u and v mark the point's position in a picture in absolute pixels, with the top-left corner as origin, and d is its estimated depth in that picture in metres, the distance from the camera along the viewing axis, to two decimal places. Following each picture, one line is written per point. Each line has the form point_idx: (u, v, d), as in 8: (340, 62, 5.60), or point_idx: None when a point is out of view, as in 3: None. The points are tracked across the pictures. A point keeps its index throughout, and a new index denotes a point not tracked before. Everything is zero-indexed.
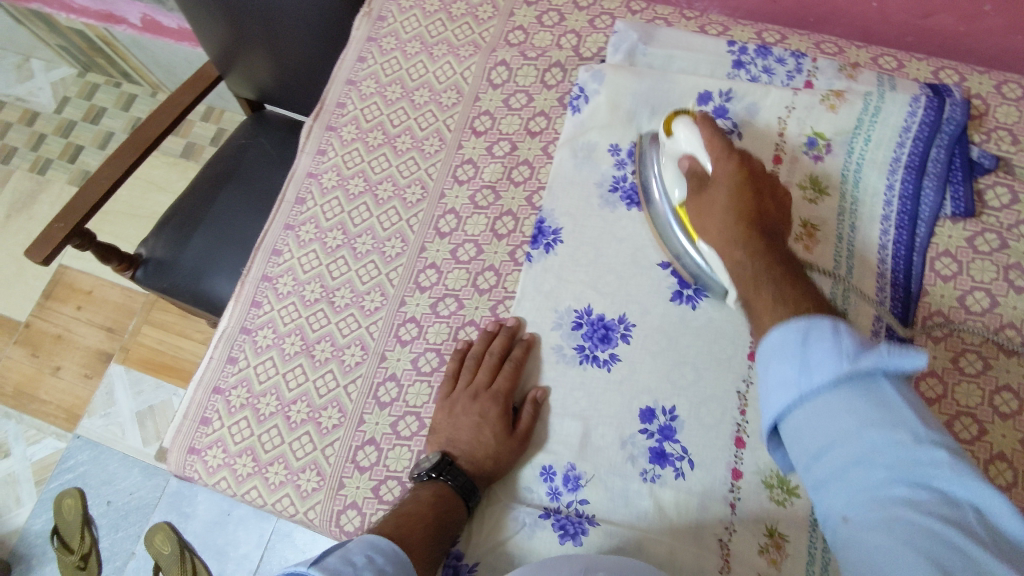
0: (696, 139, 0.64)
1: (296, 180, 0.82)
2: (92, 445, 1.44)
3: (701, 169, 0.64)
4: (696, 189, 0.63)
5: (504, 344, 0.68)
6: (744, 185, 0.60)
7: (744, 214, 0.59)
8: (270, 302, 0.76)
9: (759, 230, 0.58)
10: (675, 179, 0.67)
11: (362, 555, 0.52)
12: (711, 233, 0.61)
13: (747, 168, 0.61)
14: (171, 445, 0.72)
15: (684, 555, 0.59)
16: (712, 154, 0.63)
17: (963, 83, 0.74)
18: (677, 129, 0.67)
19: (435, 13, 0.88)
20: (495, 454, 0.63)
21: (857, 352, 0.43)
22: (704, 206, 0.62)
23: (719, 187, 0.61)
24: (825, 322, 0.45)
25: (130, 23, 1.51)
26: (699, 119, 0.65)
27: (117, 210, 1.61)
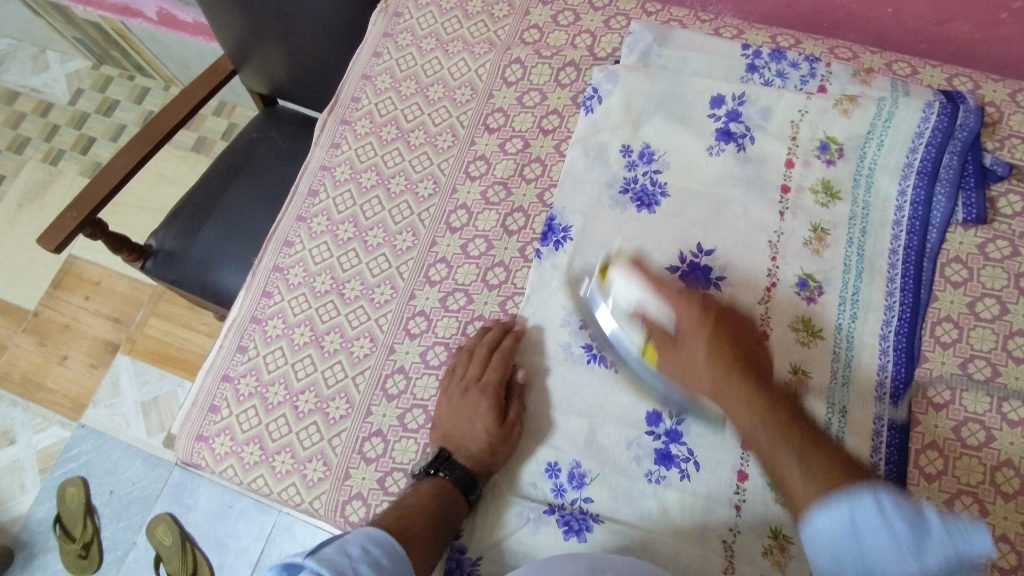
0: (639, 285, 0.62)
1: (309, 172, 0.83)
2: (97, 434, 1.45)
3: (653, 308, 0.61)
4: (667, 346, 0.61)
5: (494, 337, 0.68)
6: (718, 329, 0.60)
7: (733, 359, 0.59)
8: (281, 293, 0.77)
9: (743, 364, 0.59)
10: (625, 280, 0.63)
11: (358, 547, 0.53)
12: (699, 389, 0.60)
13: (706, 315, 0.61)
14: (179, 432, 0.72)
15: (689, 555, 0.59)
16: (676, 312, 0.61)
17: (977, 91, 0.75)
18: (613, 278, 0.64)
19: (451, 10, 0.89)
20: (490, 447, 0.63)
21: (918, 543, 0.47)
22: (683, 364, 0.60)
23: (691, 343, 0.60)
24: (868, 493, 0.48)
25: (146, 17, 1.52)
26: (631, 265, 0.64)
27: (128, 201, 1.62)
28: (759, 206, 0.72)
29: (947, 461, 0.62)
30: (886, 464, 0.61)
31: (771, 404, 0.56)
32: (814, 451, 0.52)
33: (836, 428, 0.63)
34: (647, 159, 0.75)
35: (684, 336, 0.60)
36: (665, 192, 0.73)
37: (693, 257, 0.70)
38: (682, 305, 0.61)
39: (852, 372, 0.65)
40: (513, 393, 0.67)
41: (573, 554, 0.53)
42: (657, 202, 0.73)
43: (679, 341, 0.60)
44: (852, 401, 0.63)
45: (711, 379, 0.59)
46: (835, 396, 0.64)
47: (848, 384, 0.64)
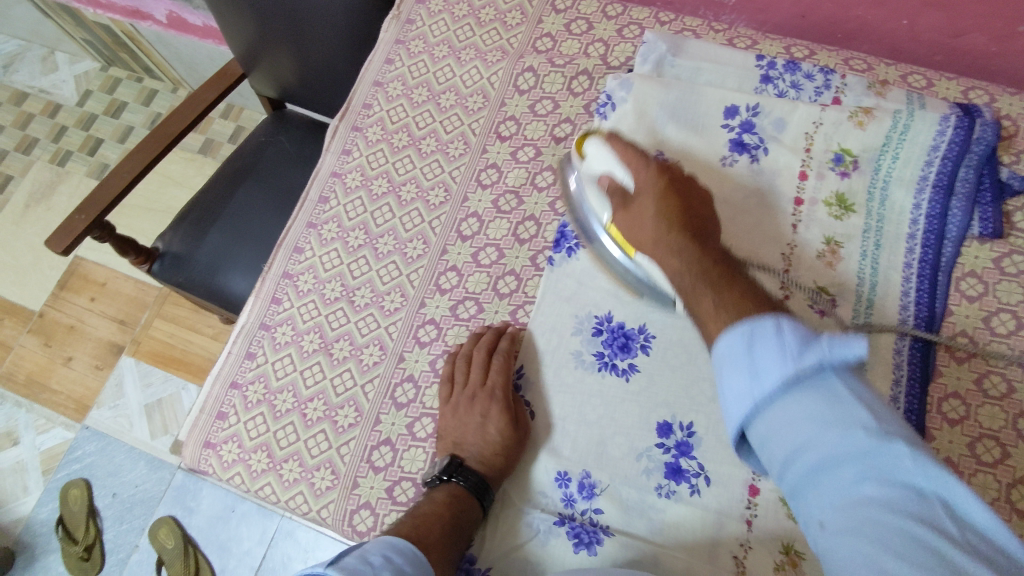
0: (614, 156, 0.65)
1: (320, 178, 0.83)
2: (101, 436, 1.45)
3: (620, 181, 0.65)
4: (622, 210, 0.64)
5: (490, 341, 0.69)
6: (666, 184, 0.62)
7: (670, 224, 0.59)
8: (290, 299, 0.76)
9: (681, 216, 0.59)
10: (601, 201, 0.68)
11: (379, 555, 0.52)
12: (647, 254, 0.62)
13: (665, 170, 0.63)
14: (186, 438, 0.72)
15: (699, 570, 0.59)
16: (631, 166, 0.64)
17: (993, 104, 0.74)
18: (589, 150, 0.68)
19: (463, 18, 0.89)
20: (504, 450, 0.63)
21: (801, 350, 0.43)
22: (632, 223, 0.63)
23: (641, 208, 0.62)
24: (768, 320, 0.45)
25: (156, 19, 1.52)
26: (609, 138, 0.66)
27: (134, 203, 1.62)
28: (772, 218, 0.71)
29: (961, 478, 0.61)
30: None
31: (693, 233, 0.58)
32: (726, 306, 0.49)
33: None
34: None
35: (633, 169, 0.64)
36: None
37: None
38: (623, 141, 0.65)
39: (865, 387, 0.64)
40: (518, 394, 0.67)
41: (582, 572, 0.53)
42: None
43: (628, 201, 0.64)
44: None
45: (654, 221, 0.60)
46: None
47: None
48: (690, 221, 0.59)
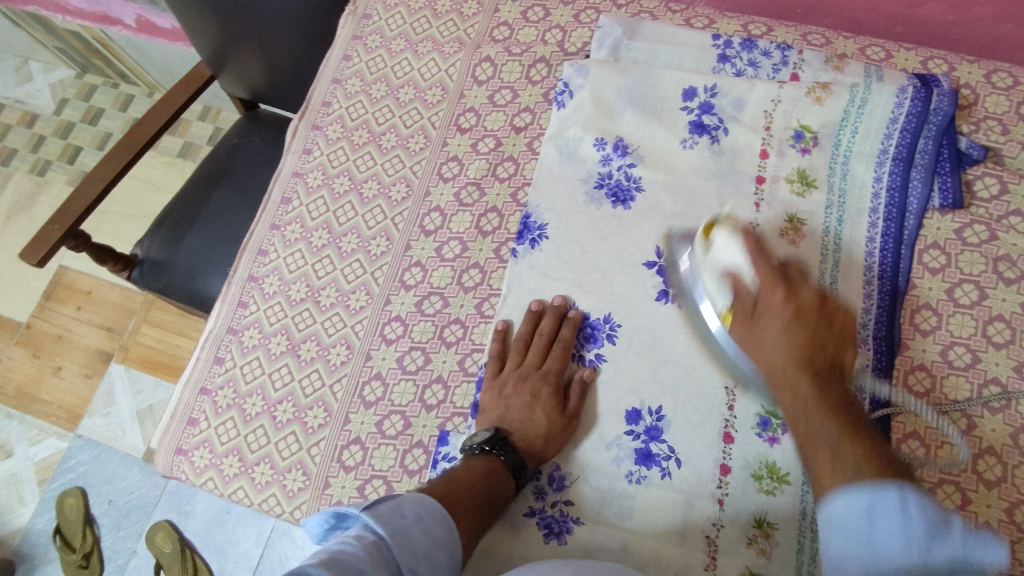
0: (742, 251, 0.61)
1: (282, 179, 0.82)
2: (94, 444, 1.45)
3: (745, 281, 0.61)
4: (744, 326, 0.59)
5: (552, 325, 0.68)
6: (803, 314, 0.57)
7: (803, 349, 0.55)
8: (256, 303, 0.76)
9: (811, 360, 0.55)
10: (718, 287, 0.62)
11: (412, 510, 0.52)
12: (763, 365, 0.58)
13: (795, 300, 0.57)
14: (159, 446, 0.72)
15: (669, 553, 0.59)
16: (758, 272, 0.59)
17: (952, 73, 0.73)
18: (717, 240, 0.63)
19: (419, 10, 0.88)
20: (546, 432, 0.62)
21: (927, 539, 0.44)
22: (753, 339, 0.59)
23: (767, 321, 0.58)
24: (893, 489, 0.45)
25: (125, 24, 1.51)
26: (743, 233, 0.62)
27: (114, 210, 1.61)
28: (734, 198, 0.71)
29: (927, 450, 0.61)
30: None
31: (816, 370, 0.54)
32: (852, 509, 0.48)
33: None
34: (622, 153, 0.74)
35: (761, 290, 0.59)
36: (641, 187, 0.73)
37: (670, 251, 0.70)
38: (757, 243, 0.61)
39: None
40: (570, 383, 0.66)
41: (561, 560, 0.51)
42: (632, 198, 0.72)
43: (756, 316, 0.59)
44: None
45: (789, 352, 0.55)
46: None
47: None
48: (822, 352, 0.55)
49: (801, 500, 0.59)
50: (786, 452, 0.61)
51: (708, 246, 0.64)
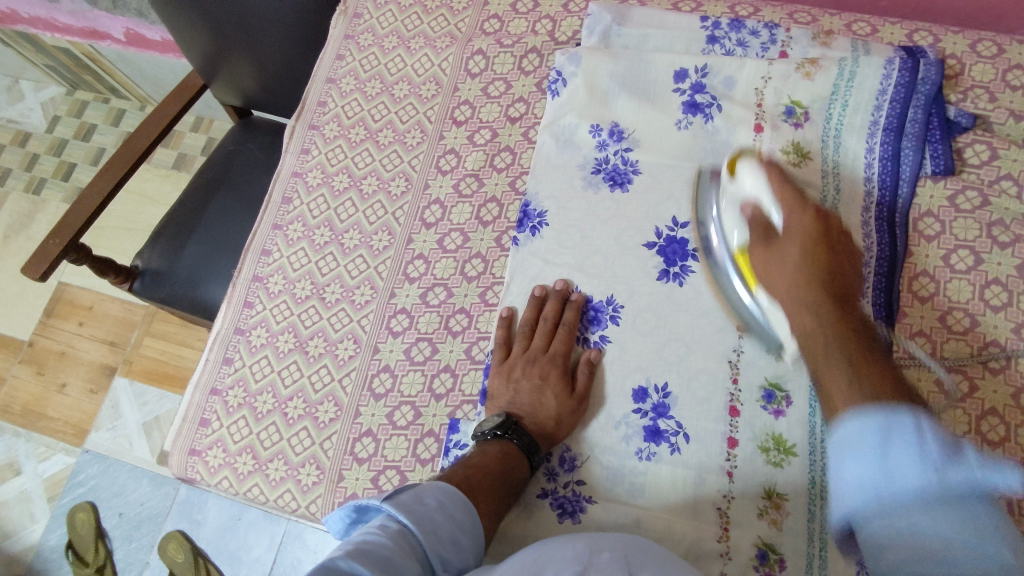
0: (765, 182, 0.65)
1: (282, 180, 0.83)
2: (102, 458, 1.46)
3: (768, 215, 0.65)
4: (765, 247, 0.64)
5: (556, 309, 0.68)
6: (816, 241, 0.61)
7: (824, 271, 0.59)
8: (262, 302, 0.77)
9: (834, 288, 0.59)
10: (735, 220, 0.67)
11: (434, 498, 0.52)
12: (797, 330, 0.59)
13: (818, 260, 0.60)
14: (172, 448, 0.73)
15: (683, 527, 0.60)
16: (784, 203, 0.64)
17: (938, 44, 0.75)
18: (742, 174, 0.67)
19: (409, 7, 0.89)
20: (557, 415, 0.63)
21: (941, 463, 0.47)
22: (773, 259, 0.63)
23: (788, 240, 0.62)
24: (908, 418, 0.49)
25: (114, 38, 1.52)
26: (765, 164, 0.65)
27: (112, 224, 1.62)
28: None
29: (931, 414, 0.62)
30: None
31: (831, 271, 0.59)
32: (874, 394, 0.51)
33: None
34: (617, 138, 0.75)
35: (788, 211, 0.63)
36: (637, 170, 0.73)
37: (669, 231, 0.71)
38: (778, 176, 0.64)
39: None
40: (577, 365, 0.67)
41: (570, 537, 0.50)
42: (630, 181, 0.73)
43: (777, 241, 0.63)
44: None
45: (820, 317, 0.57)
46: None
47: None
48: (841, 284, 0.59)
49: (809, 469, 0.60)
50: (791, 423, 0.62)
51: (734, 176, 0.68)
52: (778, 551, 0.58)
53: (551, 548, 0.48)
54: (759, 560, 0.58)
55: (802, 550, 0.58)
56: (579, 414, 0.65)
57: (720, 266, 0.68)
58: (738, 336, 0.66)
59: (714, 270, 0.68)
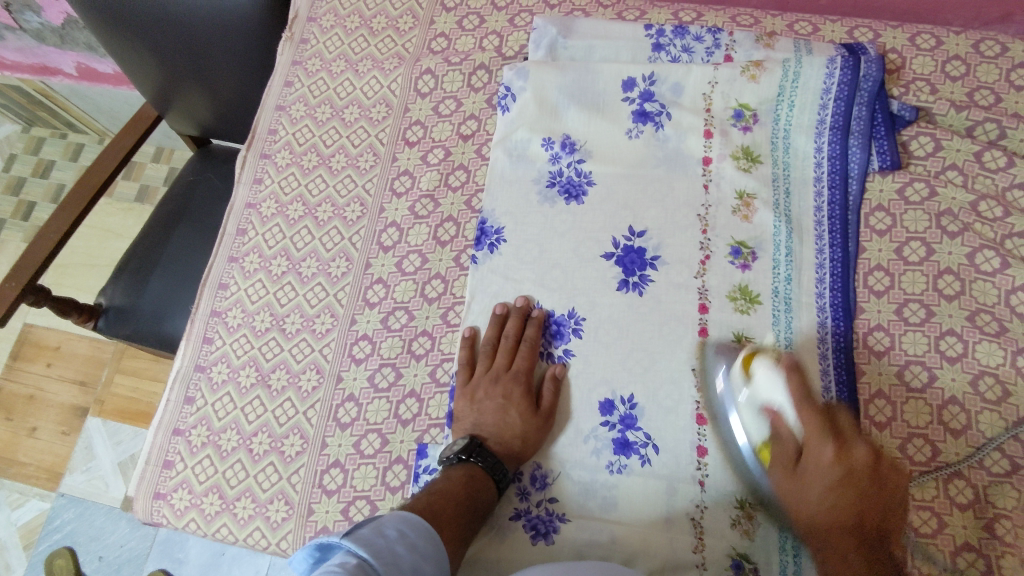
0: (787, 393, 0.56)
1: (235, 211, 0.82)
2: (78, 502, 1.42)
3: (787, 424, 0.56)
4: (784, 475, 0.56)
5: (518, 326, 0.68)
6: (852, 476, 0.53)
7: (844, 486, 0.53)
8: (221, 337, 0.76)
9: (857, 526, 0.52)
10: (754, 419, 0.59)
11: (394, 529, 0.51)
12: (802, 515, 0.55)
13: (848, 458, 0.53)
14: (136, 493, 0.71)
15: (657, 540, 0.60)
16: (806, 422, 0.55)
17: (878, 40, 0.76)
18: (757, 373, 0.59)
19: (357, 30, 0.89)
20: (522, 433, 0.63)
21: None
22: (794, 489, 0.55)
23: (811, 484, 0.54)
24: None
25: (66, 73, 1.49)
26: (788, 369, 0.56)
27: (75, 261, 1.59)
28: (683, 181, 0.72)
29: (894, 407, 0.62)
30: None
31: (842, 439, 0.54)
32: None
33: None
34: (570, 150, 0.75)
35: (811, 445, 0.54)
36: (591, 181, 0.73)
37: (626, 241, 0.71)
38: (800, 384, 0.55)
39: (795, 333, 0.65)
40: (542, 381, 0.67)
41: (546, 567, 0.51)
42: (584, 192, 0.73)
43: (799, 471, 0.55)
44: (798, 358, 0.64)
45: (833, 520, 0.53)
46: None
47: (792, 347, 0.65)
48: (870, 511, 0.52)
49: None
50: None
51: (750, 380, 0.60)
52: (752, 559, 0.58)
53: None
54: (734, 569, 0.58)
55: (776, 557, 0.58)
56: (546, 432, 0.64)
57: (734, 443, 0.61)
58: (701, 344, 0.66)
59: (710, 395, 0.63)
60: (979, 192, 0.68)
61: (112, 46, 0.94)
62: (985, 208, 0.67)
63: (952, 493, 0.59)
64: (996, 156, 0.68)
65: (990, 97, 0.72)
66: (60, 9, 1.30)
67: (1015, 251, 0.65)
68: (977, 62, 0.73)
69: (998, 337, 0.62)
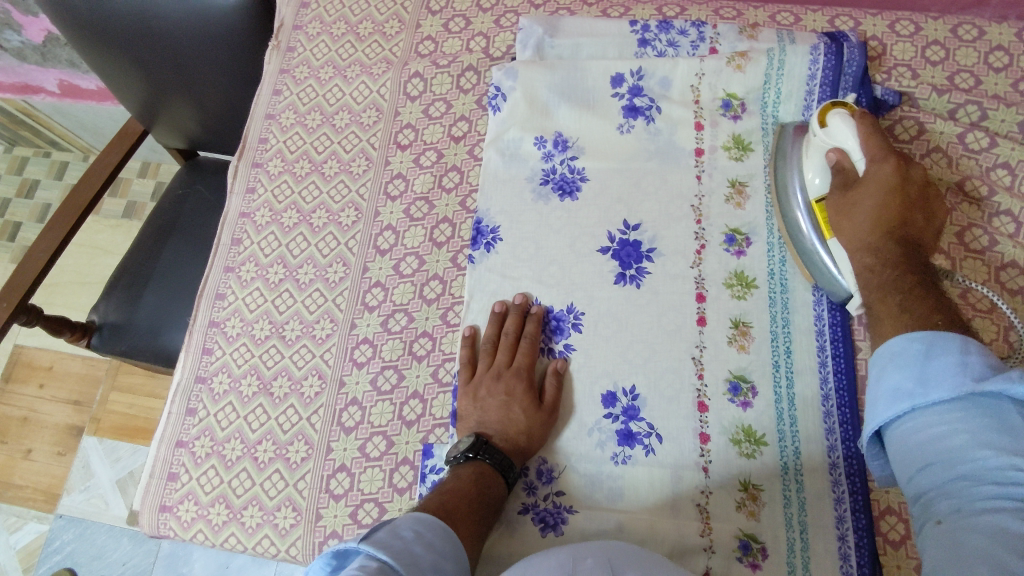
0: (855, 132, 0.62)
1: (229, 221, 0.82)
2: (77, 522, 1.39)
3: (852, 166, 0.62)
4: (840, 190, 0.62)
5: (517, 322, 0.68)
6: (899, 187, 0.60)
7: (895, 218, 0.60)
8: (221, 347, 0.76)
9: (898, 234, 0.59)
10: (818, 167, 0.65)
11: (409, 530, 0.51)
12: (847, 235, 0.61)
13: (908, 180, 0.60)
14: (142, 506, 0.71)
15: (664, 526, 0.61)
16: (869, 154, 0.61)
17: (858, 27, 0.77)
18: (832, 122, 0.64)
19: (343, 36, 0.90)
20: (527, 429, 0.63)
21: (981, 375, 0.47)
22: (845, 206, 0.61)
23: (867, 188, 0.61)
24: (955, 339, 0.49)
25: (48, 91, 1.48)
26: (860, 115, 0.63)
27: (64, 280, 1.57)
28: (675, 173, 0.73)
29: None
30: (837, 394, 0.63)
31: (904, 181, 0.60)
32: (914, 316, 0.54)
33: (785, 367, 0.64)
34: (562, 147, 0.76)
35: (871, 166, 0.61)
36: (585, 177, 0.74)
37: (621, 234, 0.71)
38: (873, 129, 0.62)
39: (791, 314, 0.66)
40: (544, 376, 0.67)
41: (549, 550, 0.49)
42: (578, 188, 0.74)
43: (855, 184, 0.62)
44: (794, 340, 0.65)
45: (870, 232, 0.60)
46: (778, 338, 0.66)
47: (788, 328, 0.66)
48: (912, 224, 0.60)
49: (780, 456, 0.62)
50: (759, 413, 0.63)
51: (824, 127, 0.65)
52: (759, 540, 0.59)
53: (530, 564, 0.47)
54: (741, 551, 0.59)
55: (782, 536, 0.59)
56: (551, 426, 0.65)
57: (806, 241, 0.66)
58: (699, 332, 0.67)
59: (777, 185, 0.70)
60: (964, 172, 0.69)
61: (95, 61, 0.94)
62: (970, 187, 0.68)
63: None
64: (978, 137, 0.70)
65: (970, 80, 0.73)
66: (41, 27, 1.29)
67: (1002, 229, 0.67)
68: (955, 46, 0.75)
69: (990, 313, 0.64)
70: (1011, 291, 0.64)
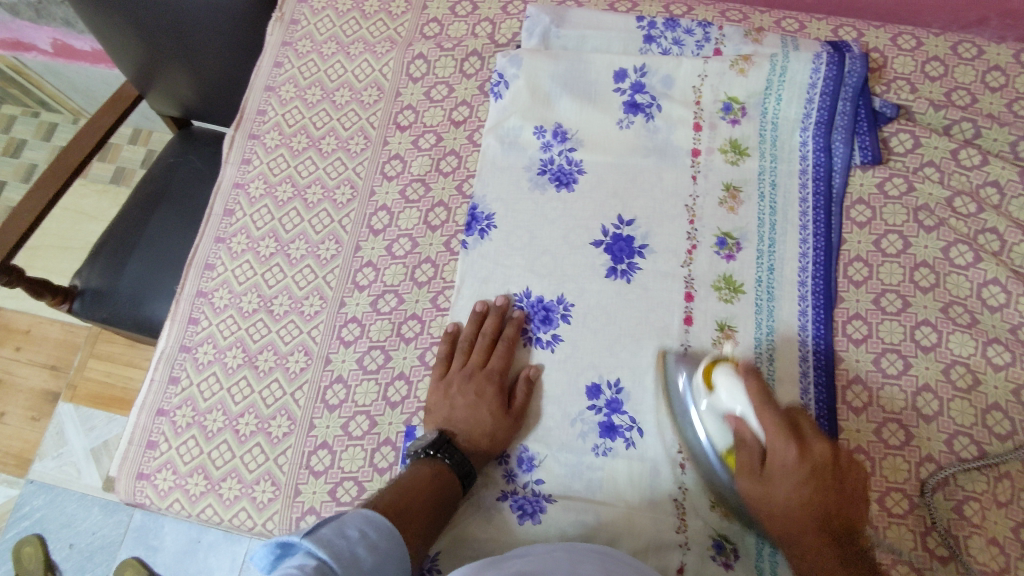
0: (745, 399, 0.56)
1: (222, 192, 0.81)
2: (48, 489, 1.35)
3: (752, 436, 0.56)
4: (750, 477, 0.55)
5: (495, 324, 0.68)
6: (818, 472, 0.53)
7: (810, 486, 0.53)
8: (207, 318, 0.75)
9: (813, 475, 0.53)
10: (719, 428, 0.59)
11: (356, 529, 0.50)
12: (764, 500, 0.55)
13: (810, 456, 0.53)
14: (119, 473, 0.70)
15: (641, 520, 0.61)
16: (766, 432, 0.54)
17: (861, 39, 0.78)
18: (718, 388, 0.58)
19: (348, 12, 0.89)
20: (492, 432, 0.63)
21: None
22: (762, 497, 0.55)
23: (778, 483, 0.54)
24: None
25: (40, 50, 1.45)
26: (745, 373, 0.57)
27: (47, 243, 1.55)
28: (672, 172, 0.73)
29: (870, 393, 0.64)
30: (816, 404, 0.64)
31: (793, 430, 0.54)
32: None
33: (767, 373, 0.65)
34: (561, 138, 0.76)
35: (771, 446, 0.54)
36: (582, 170, 0.74)
37: (615, 229, 0.72)
38: (759, 390, 0.55)
39: (776, 322, 0.67)
40: (516, 382, 0.67)
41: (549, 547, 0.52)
42: (575, 180, 0.74)
43: (764, 471, 0.55)
44: (777, 348, 0.66)
45: (787, 487, 0.54)
46: (762, 344, 0.66)
47: (772, 334, 0.66)
48: (830, 502, 0.53)
49: None
50: None
51: (712, 391, 0.59)
52: (732, 539, 0.60)
53: (529, 554, 0.50)
54: (714, 550, 0.60)
55: (754, 539, 0.60)
56: (516, 432, 0.65)
57: (680, 402, 0.63)
58: (685, 330, 0.67)
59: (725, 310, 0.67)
60: (954, 188, 0.70)
61: (92, 23, 0.92)
62: (959, 203, 0.70)
63: (922, 475, 0.61)
64: (971, 154, 0.71)
65: (966, 97, 0.74)
66: None
67: (987, 247, 0.68)
68: (955, 63, 0.76)
69: (970, 328, 0.65)
70: (992, 308, 0.66)
